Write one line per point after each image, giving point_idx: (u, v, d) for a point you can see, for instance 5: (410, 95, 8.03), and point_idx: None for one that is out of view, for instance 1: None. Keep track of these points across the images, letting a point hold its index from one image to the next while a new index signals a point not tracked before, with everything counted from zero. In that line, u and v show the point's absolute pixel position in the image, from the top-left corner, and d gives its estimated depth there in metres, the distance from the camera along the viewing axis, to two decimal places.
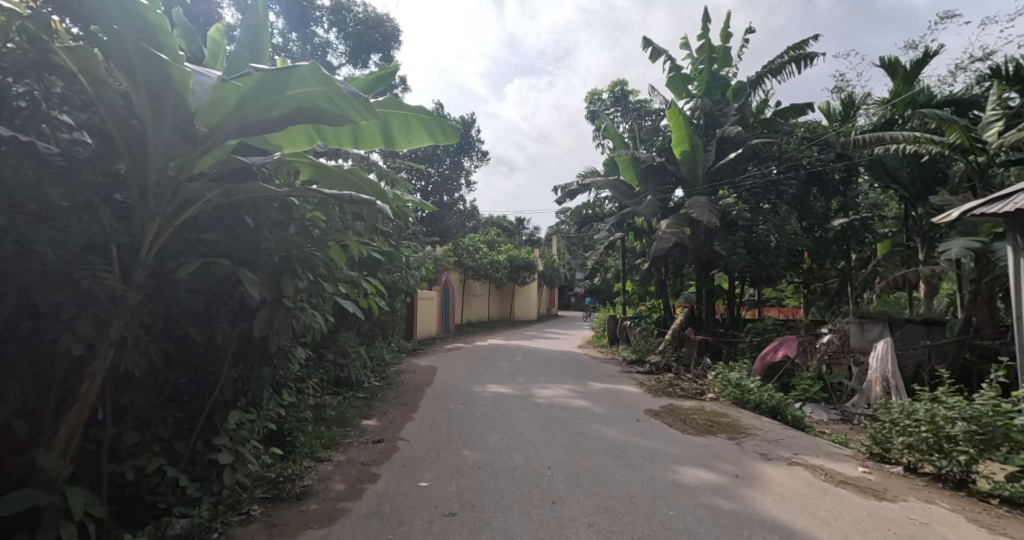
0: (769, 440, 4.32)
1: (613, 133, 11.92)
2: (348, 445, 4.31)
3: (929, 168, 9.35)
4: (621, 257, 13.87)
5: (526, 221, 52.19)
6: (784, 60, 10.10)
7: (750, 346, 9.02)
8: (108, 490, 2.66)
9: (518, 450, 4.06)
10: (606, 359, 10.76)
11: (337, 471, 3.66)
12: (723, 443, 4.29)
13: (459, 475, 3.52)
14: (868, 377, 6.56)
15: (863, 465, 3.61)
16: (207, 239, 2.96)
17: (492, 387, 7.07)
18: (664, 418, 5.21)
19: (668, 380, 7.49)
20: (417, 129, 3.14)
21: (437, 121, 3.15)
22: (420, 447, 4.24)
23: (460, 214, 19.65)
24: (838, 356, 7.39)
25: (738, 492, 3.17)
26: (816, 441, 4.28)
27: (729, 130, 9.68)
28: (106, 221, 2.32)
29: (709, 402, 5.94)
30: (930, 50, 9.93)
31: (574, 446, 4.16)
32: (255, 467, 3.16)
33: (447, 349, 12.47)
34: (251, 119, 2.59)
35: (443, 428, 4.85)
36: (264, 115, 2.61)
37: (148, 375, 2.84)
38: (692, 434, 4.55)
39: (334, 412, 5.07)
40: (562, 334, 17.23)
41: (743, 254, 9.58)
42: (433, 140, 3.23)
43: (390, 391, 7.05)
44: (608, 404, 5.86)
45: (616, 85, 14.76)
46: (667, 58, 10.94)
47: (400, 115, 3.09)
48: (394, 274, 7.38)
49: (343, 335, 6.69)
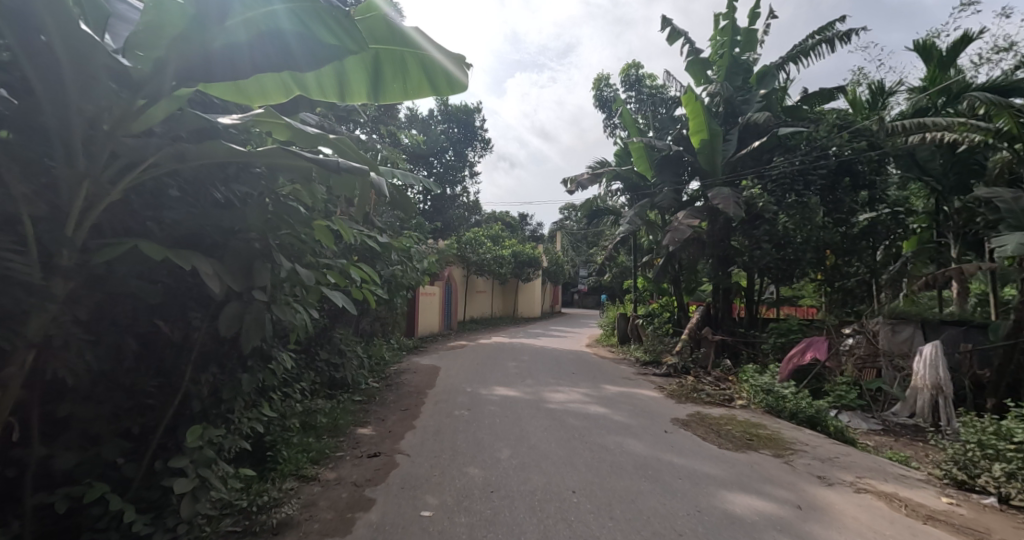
0: (822, 459, 3.76)
1: (628, 119, 11.34)
2: (339, 460, 3.76)
3: (965, 159, 8.77)
4: (632, 253, 13.28)
5: (530, 217, 51.48)
6: (810, 43, 9.50)
7: (773, 348, 8.47)
8: (35, 526, 2.12)
9: (535, 470, 3.52)
10: (618, 359, 10.20)
11: (324, 495, 3.11)
12: (768, 460, 3.74)
13: (468, 502, 2.98)
14: (914, 382, 6.03)
15: (945, 495, 3.07)
16: (163, 216, 2.42)
17: (499, 390, 6.54)
18: (694, 429, 4.66)
19: (690, 384, 6.93)
20: (416, 75, 2.56)
21: (441, 65, 2.55)
22: (422, 464, 3.70)
23: (464, 207, 19.06)
24: (872, 359, 6.92)
25: (804, 528, 2.62)
26: (875, 461, 3.72)
27: (754, 117, 9.11)
28: (18, 185, 1.78)
29: (740, 410, 5.38)
30: (969, 34, 9.30)
31: (599, 464, 3.61)
32: (224, 494, 2.60)
33: (450, 347, 11.94)
34: (202, 56, 2.01)
35: (447, 439, 4.32)
36: (217, 51, 2.03)
37: (89, 382, 2.30)
38: (730, 450, 4.01)
39: (326, 419, 4.54)
40: (568, 332, 16.69)
41: (767, 249, 8.99)
42: (437, 93, 2.66)
43: (389, 393, 6.51)
44: (629, 411, 5.32)
45: (629, 68, 14.11)
46: (686, 41, 10.38)
47: (395, 58, 2.53)
48: (394, 267, 6.84)
49: (339, 332, 6.16)
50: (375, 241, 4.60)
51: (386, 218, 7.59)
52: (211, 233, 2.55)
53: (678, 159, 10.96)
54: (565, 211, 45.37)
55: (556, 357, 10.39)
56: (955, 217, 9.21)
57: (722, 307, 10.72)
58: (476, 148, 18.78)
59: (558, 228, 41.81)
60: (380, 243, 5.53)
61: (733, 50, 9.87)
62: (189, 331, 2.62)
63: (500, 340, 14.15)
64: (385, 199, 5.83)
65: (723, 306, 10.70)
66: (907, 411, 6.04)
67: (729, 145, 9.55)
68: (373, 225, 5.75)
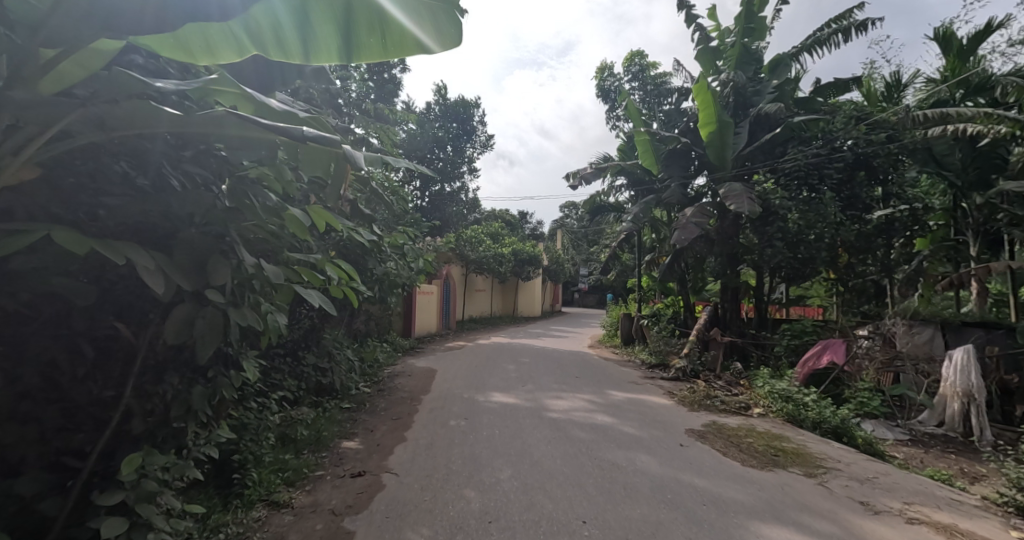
0: (860, 479, 3.36)
1: (633, 111, 10.92)
2: (317, 481, 3.35)
3: (987, 153, 8.37)
4: (636, 251, 12.87)
5: (529, 214, 50.97)
6: (826, 33, 9.10)
7: (786, 350, 8.06)
8: None
9: (540, 494, 3.11)
10: (622, 362, 9.79)
11: (295, 526, 2.69)
12: (799, 480, 3.34)
13: (463, 535, 2.57)
14: (943, 390, 5.63)
15: (1013, 528, 2.67)
16: (97, 200, 2.01)
17: (497, 396, 6.13)
18: (712, 442, 4.26)
19: (701, 389, 6.53)
20: (397, 25, 2.14)
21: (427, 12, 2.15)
22: (411, 485, 3.29)
23: (463, 204, 18.60)
24: (893, 363, 6.53)
25: None
26: (920, 482, 3.32)
27: (766, 108, 8.70)
28: None
29: (759, 420, 4.98)
30: (991, 22, 8.89)
31: (612, 487, 3.21)
32: (171, 532, 2.18)
33: (448, 348, 11.52)
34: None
35: (441, 454, 3.91)
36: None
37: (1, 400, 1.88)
38: (755, 468, 3.60)
39: (309, 432, 4.12)
40: (570, 332, 16.29)
41: (780, 247, 8.51)
42: (425, 51, 2.21)
43: (380, 399, 6.11)
44: (638, 421, 4.92)
45: (632, 58, 13.67)
46: (695, 29, 9.96)
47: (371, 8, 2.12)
48: (387, 264, 6.43)
49: (326, 334, 5.75)
50: (361, 236, 4.19)
51: (379, 213, 7.16)
52: (153, 221, 2.13)
53: (685, 153, 10.54)
54: (566, 209, 44.98)
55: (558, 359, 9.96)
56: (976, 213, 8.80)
57: (730, 307, 10.33)
58: (475, 144, 18.32)
59: (558, 226, 41.36)
60: (369, 238, 5.10)
61: (743, 39, 9.50)
62: (130, 337, 2.20)
63: (500, 340, 13.73)
64: (376, 190, 5.41)
65: (731, 306, 10.30)
66: (935, 420, 5.64)
67: (739, 137, 9.12)
68: (363, 219, 5.34)
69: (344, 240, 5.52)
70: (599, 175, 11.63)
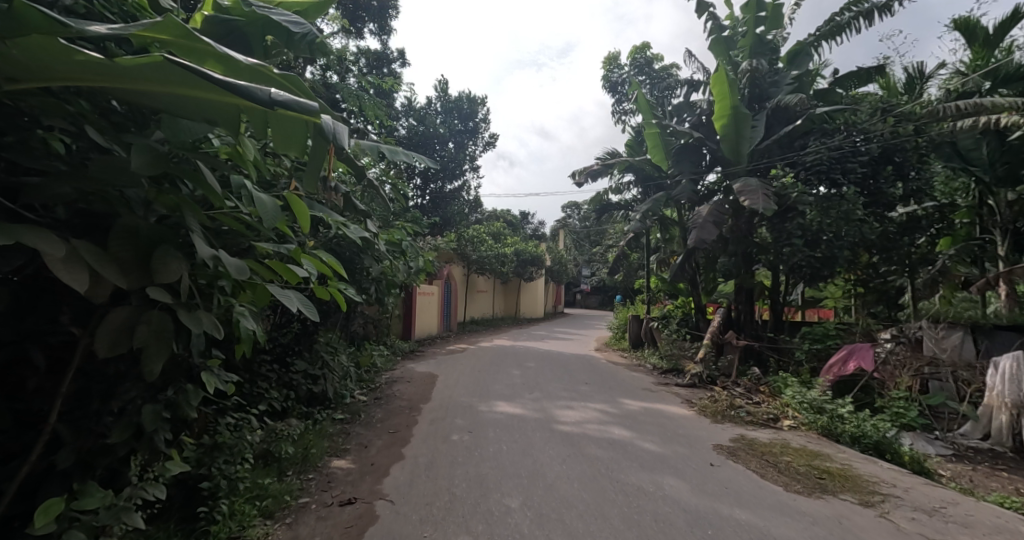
0: (923, 509, 2.92)
1: (642, 104, 10.51)
2: (301, 511, 2.91)
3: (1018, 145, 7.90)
4: (644, 251, 12.43)
5: (531, 215, 50.53)
6: (845, 19, 8.67)
7: (807, 355, 7.61)
8: None
9: (558, 529, 2.67)
10: (631, 366, 9.36)
11: None
12: (854, 510, 2.91)
13: None
14: (990, 400, 5.19)
15: None
16: (14, 174, 1.58)
17: (502, 405, 5.70)
18: (744, 460, 3.82)
19: (721, 397, 6.08)
20: None
21: None
22: (408, 516, 2.84)
23: (464, 203, 18.17)
24: (931, 370, 6.08)
25: None
26: (994, 514, 2.88)
27: (786, 99, 8.37)
28: None
29: (791, 434, 4.54)
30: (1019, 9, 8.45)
31: (641, 519, 2.78)
32: None
33: (449, 351, 11.09)
34: None
35: (443, 476, 3.47)
36: None
37: None
38: (801, 494, 3.16)
39: (295, 449, 3.67)
40: (574, 334, 15.86)
41: (800, 245, 7.97)
42: None
43: (377, 408, 5.68)
44: (659, 436, 4.48)
45: (637, 51, 13.29)
46: (706, 18, 9.59)
47: None
48: (384, 263, 6.00)
49: (318, 339, 5.32)
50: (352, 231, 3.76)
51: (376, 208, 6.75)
52: (83, 201, 1.69)
53: (696, 148, 10.13)
54: (568, 210, 44.66)
55: (564, 363, 9.52)
56: (1005, 210, 8.35)
57: (745, 309, 9.88)
58: (478, 141, 17.91)
59: (560, 226, 40.92)
60: (364, 234, 4.72)
61: (757, 29, 9.23)
62: (58, 348, 1.76)
63: (503, 343, 13.29)
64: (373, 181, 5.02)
65: (745, 308, 9.86)
66: (980, 432, 5.20)
67: (756, 131, 8.74)
68: (358, 211, 4.92)
69: (339, 237, 5.12)
70: (606, 172, 11.20)
